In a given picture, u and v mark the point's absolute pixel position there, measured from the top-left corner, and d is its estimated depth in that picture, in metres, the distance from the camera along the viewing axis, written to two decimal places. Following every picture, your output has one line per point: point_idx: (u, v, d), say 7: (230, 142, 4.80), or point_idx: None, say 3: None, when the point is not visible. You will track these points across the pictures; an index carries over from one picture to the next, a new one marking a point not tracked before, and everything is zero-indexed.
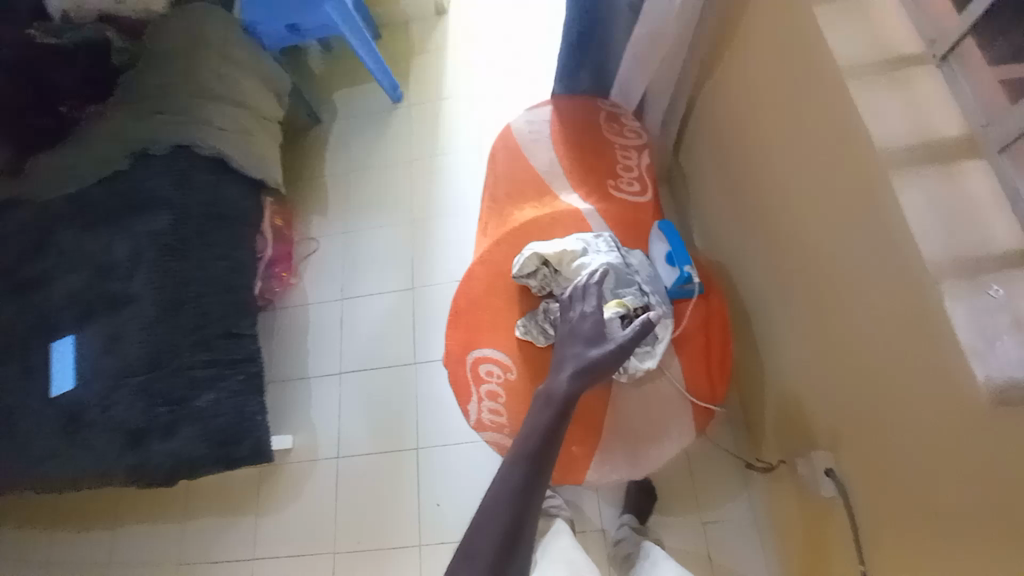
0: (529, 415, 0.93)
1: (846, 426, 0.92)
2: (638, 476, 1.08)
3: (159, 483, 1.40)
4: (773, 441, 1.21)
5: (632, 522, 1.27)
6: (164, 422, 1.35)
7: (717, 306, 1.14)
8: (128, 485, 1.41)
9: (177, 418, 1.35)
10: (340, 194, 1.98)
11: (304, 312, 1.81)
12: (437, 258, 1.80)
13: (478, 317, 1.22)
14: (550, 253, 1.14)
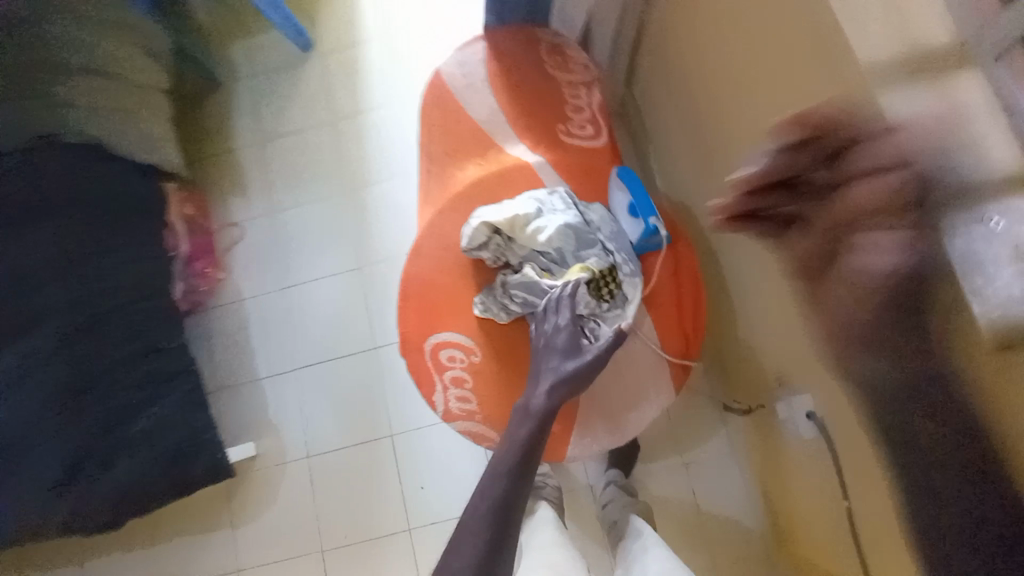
0: (508, 428, 0.91)
1: None
2: (621, 443, 1.03)
3: (107, 522, 1.28)
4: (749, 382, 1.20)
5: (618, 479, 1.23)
6: (98, 456, 1.24)
7: (686, 255, 1.07)
8: (68, 533, 1.26)
9: (112, 449, 1.25)
10: (259, 169, 1.73)
11: (242, 308, 1.63)
12: (382, 230, 1.62)
13: (432, 298, 1.09)
14: (500, 220, 1.01)
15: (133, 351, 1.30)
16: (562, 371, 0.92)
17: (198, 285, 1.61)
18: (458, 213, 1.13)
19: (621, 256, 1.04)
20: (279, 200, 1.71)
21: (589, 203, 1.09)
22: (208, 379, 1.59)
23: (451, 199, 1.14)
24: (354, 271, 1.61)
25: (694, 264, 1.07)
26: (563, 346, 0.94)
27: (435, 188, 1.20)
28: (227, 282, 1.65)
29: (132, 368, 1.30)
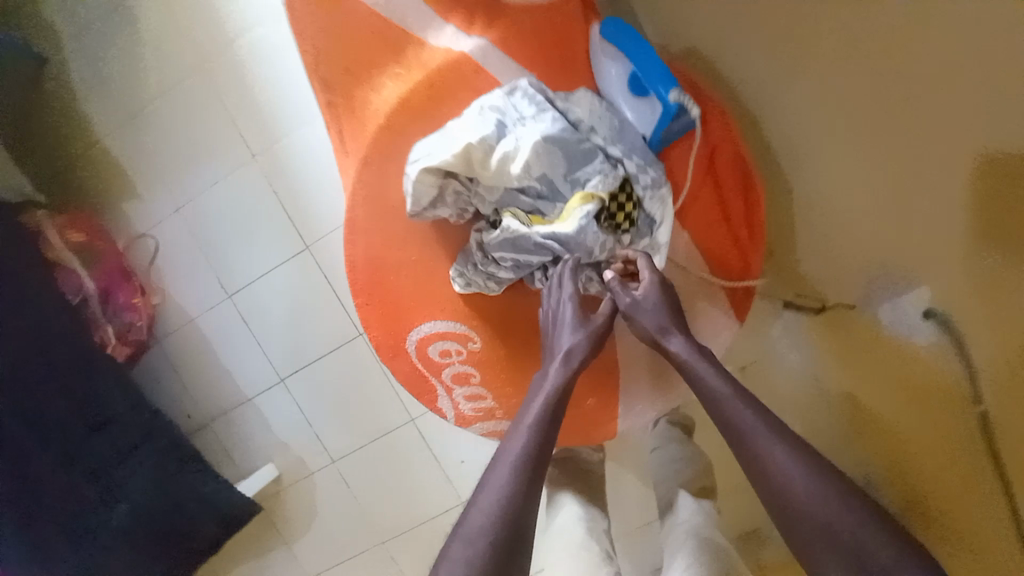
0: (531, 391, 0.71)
1: None
2: (673, 404, 0.88)
3: None
4: (816, 267, 0.94)
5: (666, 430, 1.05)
6: (80, 564, 1.06)
7: (724, 134, 0.75)
8: None
9: (97, 553, 1.07)
10: (142, 157, 1.36)
11: (195, 328, 1.38)
12: (316, 194, 1.28)
13: (395, 284, 0.82)
14: (444, 162, 0.70)
15: (73, 434, 1.07)
16: (567, 348, 0.71)
17: (133, 320, 1.31)
18: (390, 157, 0.79)
19: (634, 161, 0.73)
20: (180, 190, 1.35)
21: (570, 94, 0.76)
22: (194, 415, 1.41)
23: (376, 140, 0.79)
24: (303, 253, 1.31)
25: (736, 146, 0.76)
26: (574, 318, 0.73)
27: (349, 127, 0.84)
28: (166, 306, 1.38)
29: (80, 456, 1.07)
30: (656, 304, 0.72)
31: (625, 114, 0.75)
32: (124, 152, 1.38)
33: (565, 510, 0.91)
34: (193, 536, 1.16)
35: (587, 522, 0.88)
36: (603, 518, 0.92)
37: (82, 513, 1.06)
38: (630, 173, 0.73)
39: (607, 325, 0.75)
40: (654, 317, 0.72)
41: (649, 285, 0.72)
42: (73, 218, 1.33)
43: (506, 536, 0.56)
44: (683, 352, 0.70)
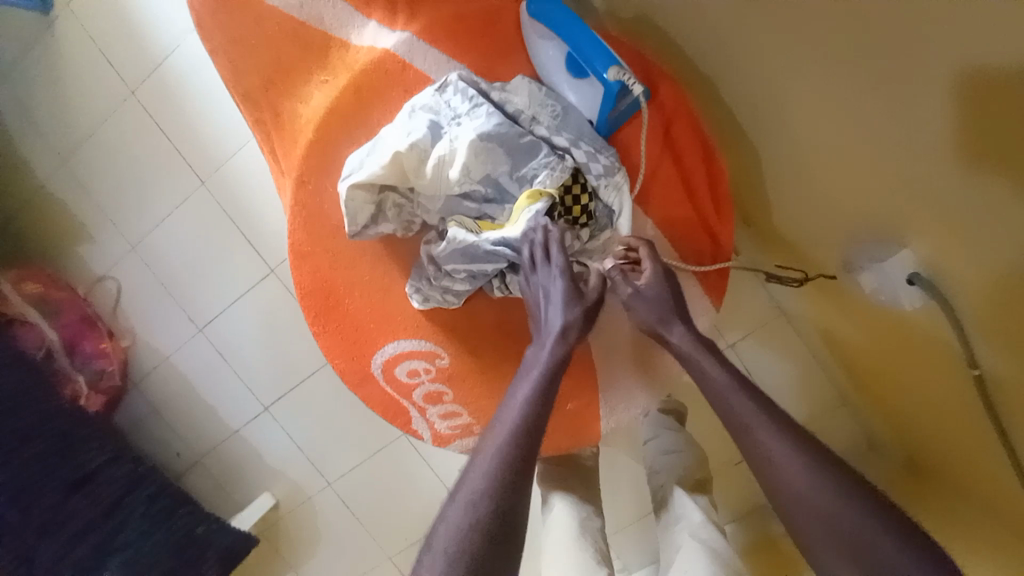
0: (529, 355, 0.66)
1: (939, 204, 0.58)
2: (660, 395, 0.85)
3: None
4: (799, 234, 0.89)
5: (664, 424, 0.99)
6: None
7: (678, 105, 0.69)
8: None
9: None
10: (90, 198, 1.30)
11: (170, 367, 1.34)
12: (271, 213, 1.22)
13: (351, 307, 0.77)
14: (374, 175, 0.65)
15: (49, 501, 1.02)
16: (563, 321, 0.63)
17: (103, 367, 1.28)
18: (325, 173, 0.74)
19: (584, 149, 0.68)
20: (134, 227, 1.29)
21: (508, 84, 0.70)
22: (184, 452, 1.38)
23: (306, 156, 0.73)
24: (268, 276, 1.25)
25: (693, 117, 0.70)
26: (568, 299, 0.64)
27: (281, 144, 0.79)
28: (137, 348, 1.33)
29: (61, 520, 1.03)
30: (658, 295, 0.67)
31: (569, 99, 0.70)
32: (69, 192, 1.31)
33: (559, 512, 0.87)
34: None
35: (582, 526, 0.84)
36: (598, 515, 0.88)
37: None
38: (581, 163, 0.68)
39: (601, 295, 0.66)
40: (655, 309, 0.67)
41: (653, 277, 0.67)
42: (27, 271, 1.29)
43: (505, 509, 0.53)
44: (684, 346, 0.67)
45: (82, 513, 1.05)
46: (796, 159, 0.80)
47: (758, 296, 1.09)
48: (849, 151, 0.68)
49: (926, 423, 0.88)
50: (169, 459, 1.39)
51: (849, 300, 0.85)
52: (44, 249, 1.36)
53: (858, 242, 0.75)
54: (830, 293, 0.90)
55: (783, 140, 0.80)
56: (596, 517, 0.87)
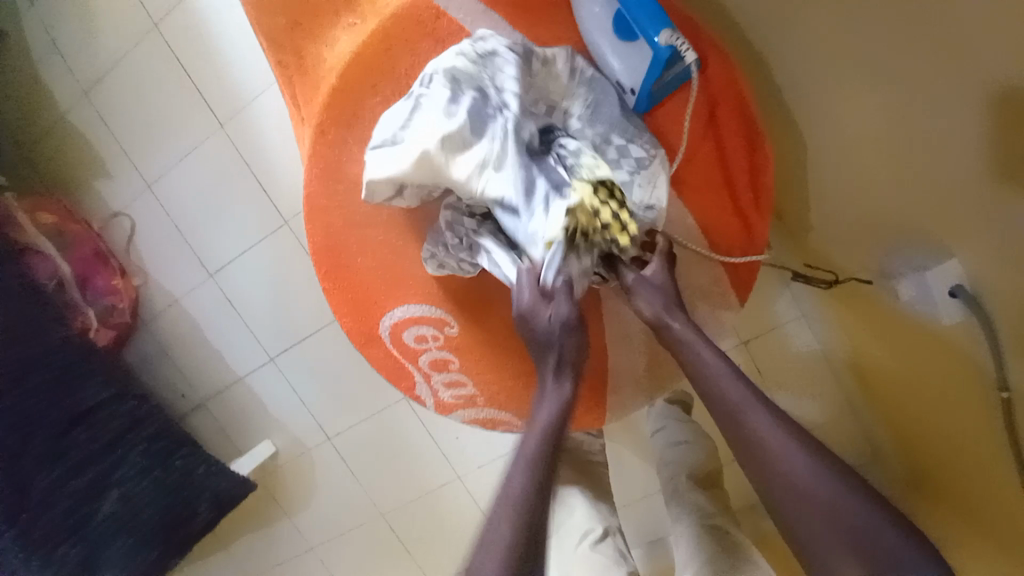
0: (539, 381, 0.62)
1: (990, 203, 0.54)
2: (665, 390, 0.81)
3: None
4: (834, 236, 0.84)
5: (673, 414, 1.03)
6: (76, 560, 1.06)
7: (724, 83, 0.63)
8: None
9: (94, 546, 1.07)
10: (106, 132, 1.28)
11: (179, 309, 1.34)
12: (288, 164, 1.19)
13: (362, 267, 0.75)
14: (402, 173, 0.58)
15: (51, 431, 1.02)
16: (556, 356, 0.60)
17: (114, 304, 1.29)
18: (347, 123, 0.70)
19: (615, 142, 0.65)
20: (149, 166, 1.27)
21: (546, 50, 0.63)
22: (190, 395, 1.41)
23: (327, 103, 0.69)
24: (282, 228, 1.24)
25: (740, 95, 0.64)
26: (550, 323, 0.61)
27: (302, 89, 0.75)
28: (148, 287, 1.34)
29: (62, 451, 1.04)
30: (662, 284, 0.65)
31: (614, 66, 0.63)
32: (88, 124, 1.29)
33: (578, 512, 0.88)
34: (187, 521, 1.18)
35: (602, 521, 0.87)
36: (614, 514, 0.91)
37: (68, 512, 1.03)
38: (612, 158, 0.64)
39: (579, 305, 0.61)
40: (659, 297, 0.64)
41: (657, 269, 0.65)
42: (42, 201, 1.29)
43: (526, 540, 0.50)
44: (685, 332, 0.63)
45: (84, 446, 1.07)
46: (843, 152, 0.74)
47: (780, 295, 1.05)
48: (901, 146, 0.64)
49: (933, 439, 0.85)
50: (175, 400, 1.42)
51: (875, 310, 0.82)
52: (61, 181, 1.35)
53: (897, 246, 0.71)
54: (855, 300, 0.86)
55: (833, 130, 0.74)
56: (614, 517, 0.90)
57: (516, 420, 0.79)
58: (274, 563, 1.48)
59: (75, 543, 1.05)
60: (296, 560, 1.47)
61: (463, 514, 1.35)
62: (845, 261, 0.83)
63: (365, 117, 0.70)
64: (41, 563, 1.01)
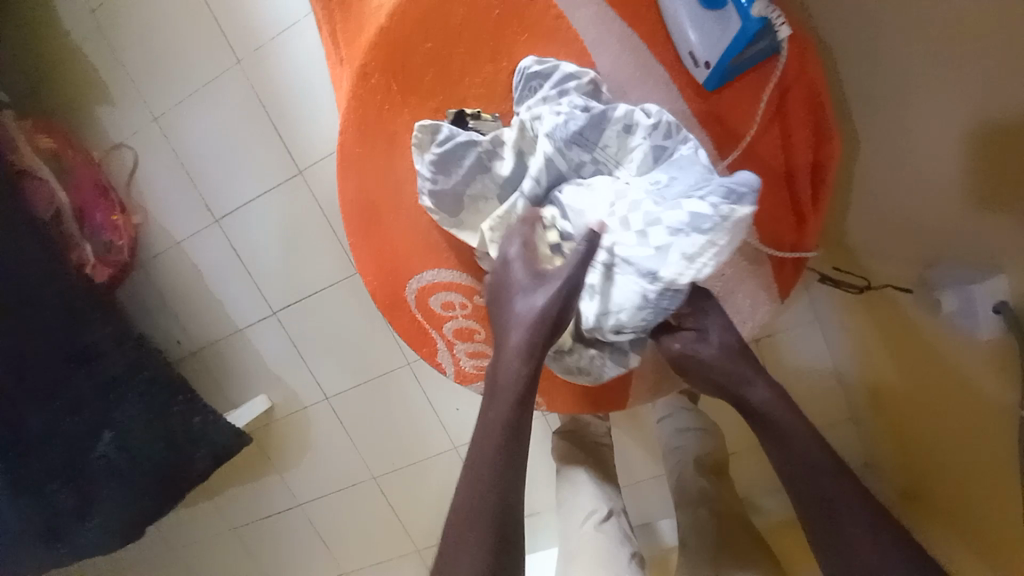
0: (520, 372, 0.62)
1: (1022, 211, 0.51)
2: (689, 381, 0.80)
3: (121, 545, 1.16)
4: (872, 245, 0.82)
5: (683, 404, 1.00)
6: (69, 503, 1.06)
7: (801, 66, 0.60)
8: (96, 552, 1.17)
9: (85, 489, 1.08)
10: (111, 56, 1.20)
11: (180, 253, 1.29)
12: (308, 110, 1.13)
13: (393, 224, 0.72)
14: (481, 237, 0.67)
15: (50, 366, 1.02)
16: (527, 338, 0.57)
17: (113, 241, 1.23)
18: (392, 69, 0.66)
19: (667, 201, 0.57)
20: (156, 97, 1.20)
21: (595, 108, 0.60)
22: (186, 342, 1.37)
23: (373, 46, 0.65)
24: (295, 178, 1.18)
25: (814, 83, 0.61)
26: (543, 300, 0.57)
27: (344, 27, 0.70)
28: (148, 227, 1.28)
29: (57, 391, 1.03)
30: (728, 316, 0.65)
31: (688, 37, 0.59)
32: (91, 45, 1.20)
33: (583, 491, 0.90)
34: (181, 472, 1.15)
35: (607, 503, 0.88)
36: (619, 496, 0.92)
37: (65, 454, 1.04)
38: (648, 219, 0.57)
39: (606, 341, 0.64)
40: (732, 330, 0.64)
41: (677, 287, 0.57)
42: (46, 124, 1.23)
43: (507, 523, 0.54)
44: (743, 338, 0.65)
45: (78, 386, 1.04)
46: (893, 152, 0.72)
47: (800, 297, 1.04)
48: (951, 151, 0.61)
49: (930, 454, 0.84)
50: (169, 346, 1.38)
51: (899, 321, 0.80)
52: (59, 103, 1.26)
53: (937, 257, 0.68)
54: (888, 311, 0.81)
55: (883, 132, 0.73)
56: (618, 498, 0.90)
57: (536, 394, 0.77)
58: (262, 516, 1.48)
59: (69, 484, 1.06)
60: (285, 515, 1.47)
61: (458, 484, 1.35)
62: (879, 273, 0.82)
63: (413, 63, 0.65)
64: (32, 501, 1.03)
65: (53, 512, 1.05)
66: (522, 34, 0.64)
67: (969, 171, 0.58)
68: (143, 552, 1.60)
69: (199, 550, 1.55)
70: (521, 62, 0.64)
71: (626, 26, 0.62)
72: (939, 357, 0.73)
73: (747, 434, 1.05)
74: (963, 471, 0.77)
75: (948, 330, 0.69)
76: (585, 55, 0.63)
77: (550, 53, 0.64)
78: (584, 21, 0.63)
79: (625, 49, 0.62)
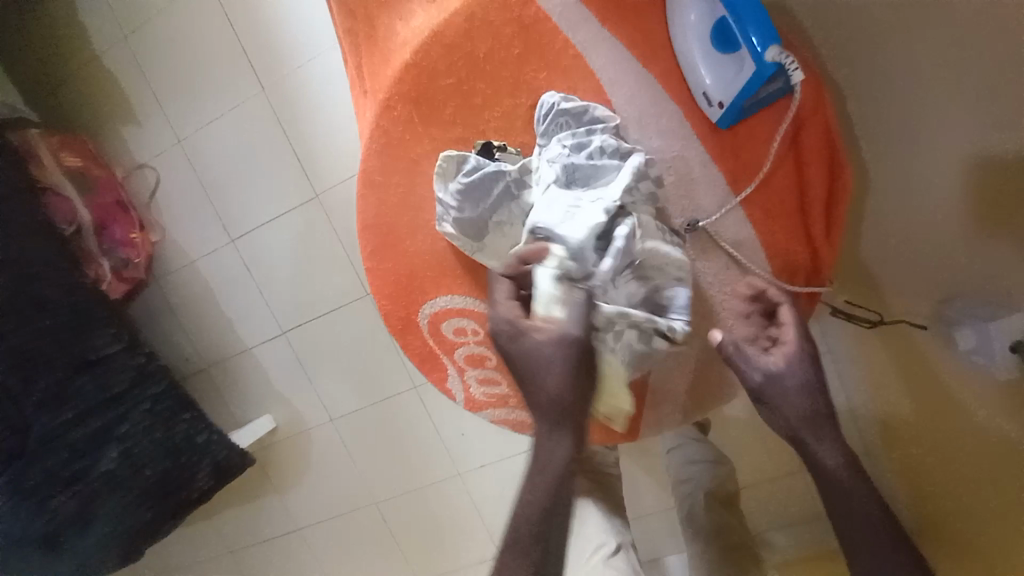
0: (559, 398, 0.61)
1: None
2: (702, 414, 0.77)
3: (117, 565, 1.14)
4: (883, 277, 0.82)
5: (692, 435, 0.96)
6: (71, 511, 1.02)
7: (815, 103, 0.62)
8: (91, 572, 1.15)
9: (90, 497, 1.04)
10: (141, 81, 1.24)
11: (194, 270, 1.31)
12: (328, 135, 1.16)
13: (410, 250, 0.73)
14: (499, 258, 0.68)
15: (56, 376, 1.01)
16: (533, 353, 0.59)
17: (130, 257, 1.25)
18: (416, 101, 0.68)
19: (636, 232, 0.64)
20: (182, 120, 1.24)
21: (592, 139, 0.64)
22: (195, 359, 1.38)
23: (399, 79, 0.67)
24: (312, 200, 1.20)
25: (826, 118, 0.64)
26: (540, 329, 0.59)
27: (371, 61, 0.73)
28: (165, 244, 1.31)
29: (66, 398, 1.02)
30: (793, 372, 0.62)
31: (704, 78, 0.61)
32: (124, 70, 1.25)
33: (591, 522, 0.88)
34: (183, 492, 1.15)
35: (616, 536, 0.86)
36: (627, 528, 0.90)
37: (67, 463, 1.01)
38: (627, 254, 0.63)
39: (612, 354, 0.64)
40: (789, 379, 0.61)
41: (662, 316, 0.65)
42: (68, 140, 1.23)
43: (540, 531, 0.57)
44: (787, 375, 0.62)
45: (88, 401, 1.04)
46: (907, 191, 0.73)
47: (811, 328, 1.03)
48: (965, 190, 0.62)
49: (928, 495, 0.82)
50: (178, 362, 1.39)
51: (911, 356, 0.79)
52: (89, 124, 1.31)
53: (948, 292, 0.68)
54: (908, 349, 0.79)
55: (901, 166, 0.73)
56: (626, 531, 0.89)
57: None
58: (260, 538, 1.45)
59: (74, 492, 1.02)
60: (283, 538, 1.44)
61: (460, 512, 1.32)
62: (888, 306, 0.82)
63: (436, 96, 0.68)
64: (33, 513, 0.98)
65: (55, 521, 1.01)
66: (541, 70, 0.66)
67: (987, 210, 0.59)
68: (137, 572, 1.58)
69: (194, 572, 1.52)
70: (541, 95, 0.66)
71: (643, 66, 0.64)
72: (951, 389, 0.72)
73: (759, 467, 1.02)
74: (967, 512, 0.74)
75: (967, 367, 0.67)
76: (601, 91, 0.65)
77: (569, 89, 0.66)
78: (603, 59, 0.65)
79: (642, 87, 0.64)
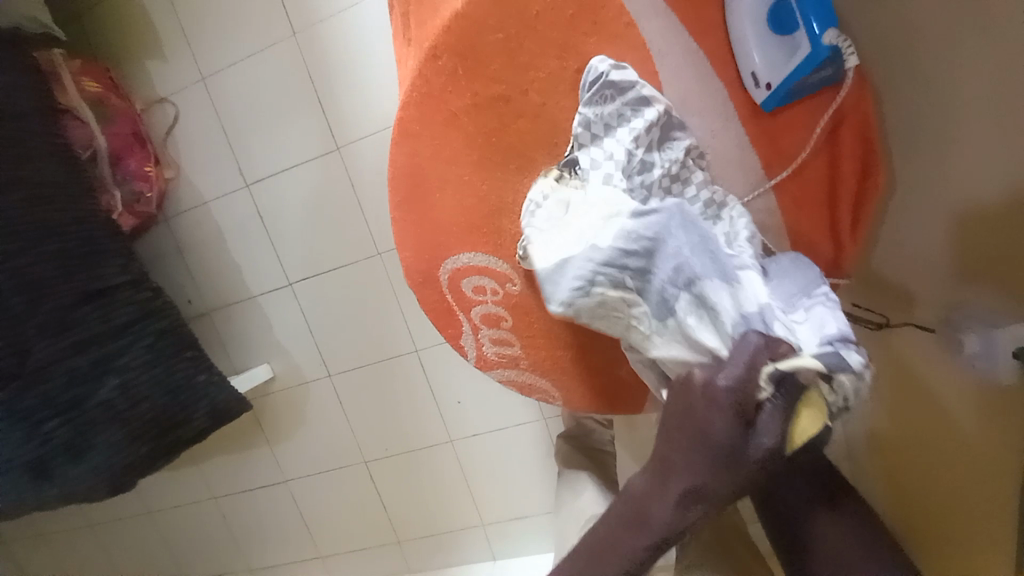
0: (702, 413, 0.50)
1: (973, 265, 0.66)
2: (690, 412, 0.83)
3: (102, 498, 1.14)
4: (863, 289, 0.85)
5: None
6: (63, 440, 1.02)
7: (858, 99, 0.63)
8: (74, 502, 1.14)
9: (84, 427, 1.03)
10: (167, 12, 1.22)
11: (206, 211, 1.31)
12: (355, 90, 1.15)
13: (438, 205, 0.74)
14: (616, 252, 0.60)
15: (61, 302, 1.00)
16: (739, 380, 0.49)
17: (142, 191, 1.24)
18: (461, 54, 0.68)
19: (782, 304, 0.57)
20: (205, 57, 1.22)
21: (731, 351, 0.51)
22: (196, 302, 1.38)
23: (447, 28, 0.67)
24: (332, 153, 1.19)
25: (866, 119, 0.64)
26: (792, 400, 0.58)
27: (418, 9, 0.73)
28: (178, 183, 1.30)
29: (69, 324, 1.01)
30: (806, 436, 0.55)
31: (756, 59, 0.61)
32: (152, 0, 1.22)
33: (584, 495, 0.92)
34: (176, 432, 1.15)
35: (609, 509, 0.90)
36: None
37: (64, 389, 1.01)
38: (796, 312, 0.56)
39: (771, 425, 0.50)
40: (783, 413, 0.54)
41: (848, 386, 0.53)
42: (91, 66, 1.19)
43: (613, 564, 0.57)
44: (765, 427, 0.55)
45: (93, 326, 1.04)
46: None
47: None
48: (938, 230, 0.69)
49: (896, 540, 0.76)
50: (180, 304, 1.39)
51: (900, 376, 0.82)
52: (112, 54, 1.29)
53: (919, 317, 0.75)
54: None
55: None
56: None
57: (553, 388, 0.77)
58: (246, 487, 1.46)
59: (65, 420, 1.01)
60: (269, 489, 1.46)
61: (449, 478, 1.34)
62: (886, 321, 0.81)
63: (482, 51, 0.67)
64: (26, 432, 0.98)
65: (46, 446, 1.01)
66: (591, 35, 0.66)
67: (965, 247, 0.65)
68: (122, 510, 1.58)
69: (178, 514, 1.53)
70: (589, 60, 0.66)
71: (693, 41, 0.65)
72: (941, 417, 0.76)
73: None
74: (980, 502, 0.72)
75: (946, 364, 0.72)
76: (649, 63, 0.66)
77: (615, 56, 0.66)
78: (654, 29, 0.65)
79: (689, 63, 0.65)
